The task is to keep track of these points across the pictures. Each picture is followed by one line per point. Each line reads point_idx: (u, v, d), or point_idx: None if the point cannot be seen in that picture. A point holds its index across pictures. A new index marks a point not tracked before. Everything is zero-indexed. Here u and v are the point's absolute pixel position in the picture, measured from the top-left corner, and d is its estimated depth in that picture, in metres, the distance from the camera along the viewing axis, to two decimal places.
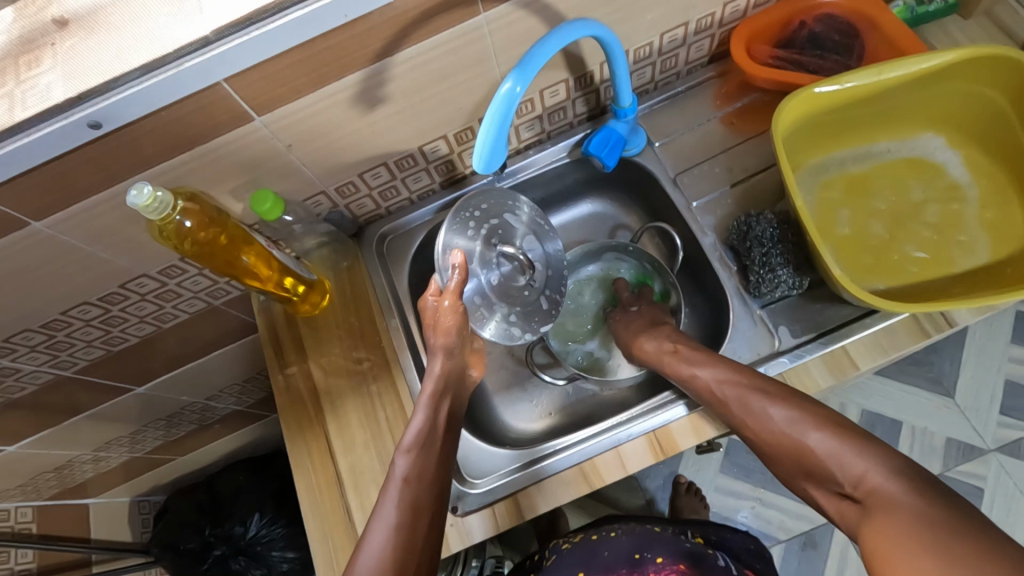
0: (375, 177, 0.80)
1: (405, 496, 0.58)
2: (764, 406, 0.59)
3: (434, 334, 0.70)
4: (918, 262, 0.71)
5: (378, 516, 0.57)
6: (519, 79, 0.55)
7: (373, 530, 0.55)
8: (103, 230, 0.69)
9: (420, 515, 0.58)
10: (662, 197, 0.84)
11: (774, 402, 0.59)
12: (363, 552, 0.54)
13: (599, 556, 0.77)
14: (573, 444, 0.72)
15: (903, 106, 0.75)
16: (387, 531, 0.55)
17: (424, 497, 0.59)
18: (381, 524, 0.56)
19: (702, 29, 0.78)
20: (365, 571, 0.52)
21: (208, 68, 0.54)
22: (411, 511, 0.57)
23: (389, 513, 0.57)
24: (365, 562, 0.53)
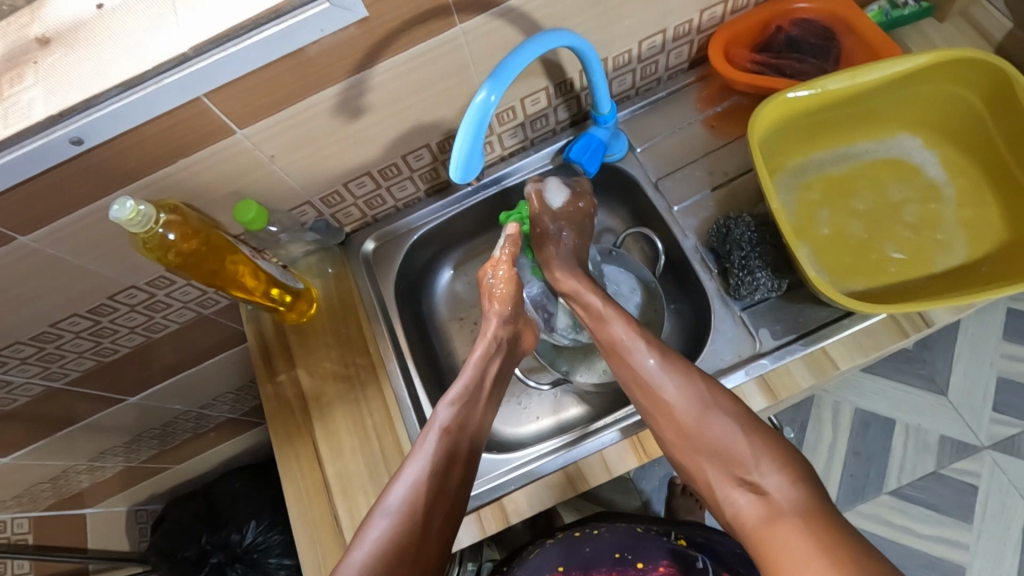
0: (360, 186, 0.81)
1: (438, 450, 0.65)
2: (654, 364, 0.69)
3: (490, 300, 0.75)
4: (896, 262, 0.72)
5: (409, 469, 0.64)
6: (493, 88, 0.56)
7: (402, 477, 0.63)
8: (89, 243, 0.69)
9: (452, 467, 0.65)
10: (645, 201, 0.85)
11: (657, 372, 0.68)
12: (393, 490, 0.63)
13: (581, 552, 0.80)
14: (558, 448, 0.73)
15: (879, 107, 0.76)
16: (413, 483, 0.63)
17: (458, 449, 0.66)
18: (411, 473, 0.64)
19: (680, 36, 0.79)
20: (393, 509, 0.62)
21: (187, 83, 0.55)
22: (443, 461, 0.65)
23: (419, 464, 0.64)
24: (393, 499, 0.62)
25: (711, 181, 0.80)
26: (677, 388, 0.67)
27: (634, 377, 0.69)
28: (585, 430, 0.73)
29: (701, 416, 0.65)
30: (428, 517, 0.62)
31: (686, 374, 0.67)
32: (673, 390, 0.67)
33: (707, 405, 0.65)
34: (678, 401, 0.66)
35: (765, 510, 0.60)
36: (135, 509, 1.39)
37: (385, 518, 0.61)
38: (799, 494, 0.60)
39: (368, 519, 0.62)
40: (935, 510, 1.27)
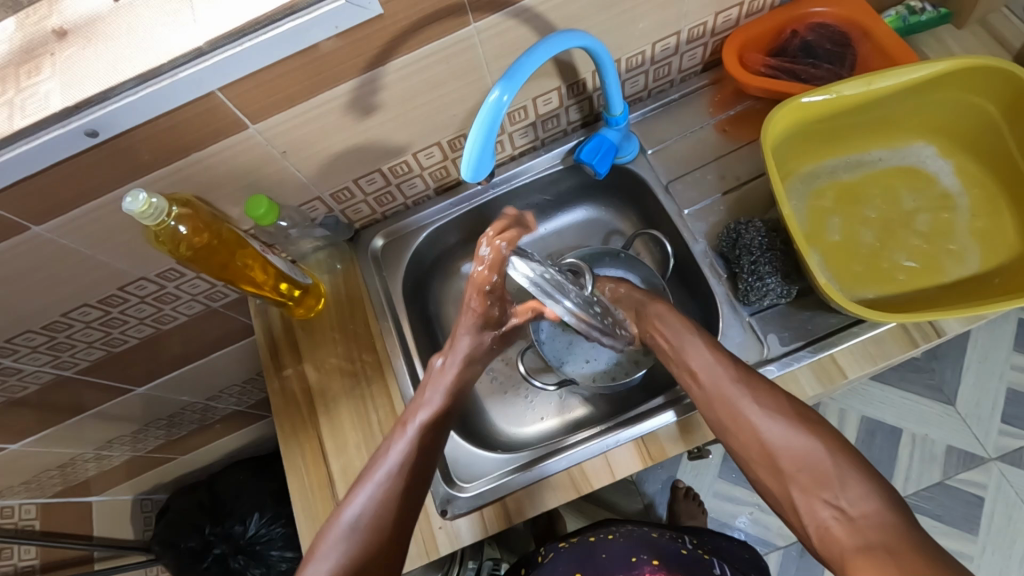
0: (371, 183, 0.81)
1: (404, 464, 0.66)
2: (742, 401, 0.63)
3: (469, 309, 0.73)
4: (906, 271, 0.71)
5: (373, 480, 0.65)
6: (506, 88, 0.55)
7: (364, 493, 0.64)
8: (103, 234, 0.70)
9: (413, 482, 0.66)
10: (656, 204, 0.84)
11: (750, 395, 0.63)
12: (356, 504, 0.64)
13: (595, 559, 0.77)
14: (563, 449, 0.73)
15: (894, 114, 0.75)
16: (367, 499, 0.64)
17: (416, 463, 0.67)
18: (368, 489, 0.64)
19: (694, 38, 0.79)
20: (355, 526, 0.62)
21: (202, 77, 0.55)
22: (397, 477, 0.65)
23: (384, 476, 0.65)
24: (355, 516, 0.63)
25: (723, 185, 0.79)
26: (770, 429, 0.62)
27: (717, 389, 0.65)
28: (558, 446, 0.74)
29: (800, 446, 0.60)
30: (381, 531, 0.62)
31: (769, 396, 0.63)
32: (765, 425, 0.62)
33: (798, 428, 0.61)
34: (773, 438, 0.61)
35: (848, 531, 0.55)
36: (139, 499, 1.40)
37: (342, 537, 0.62)
38: (890, 519, 0.54)
39: (326, 534, 0.63)
40: (940, 521, 1.27)
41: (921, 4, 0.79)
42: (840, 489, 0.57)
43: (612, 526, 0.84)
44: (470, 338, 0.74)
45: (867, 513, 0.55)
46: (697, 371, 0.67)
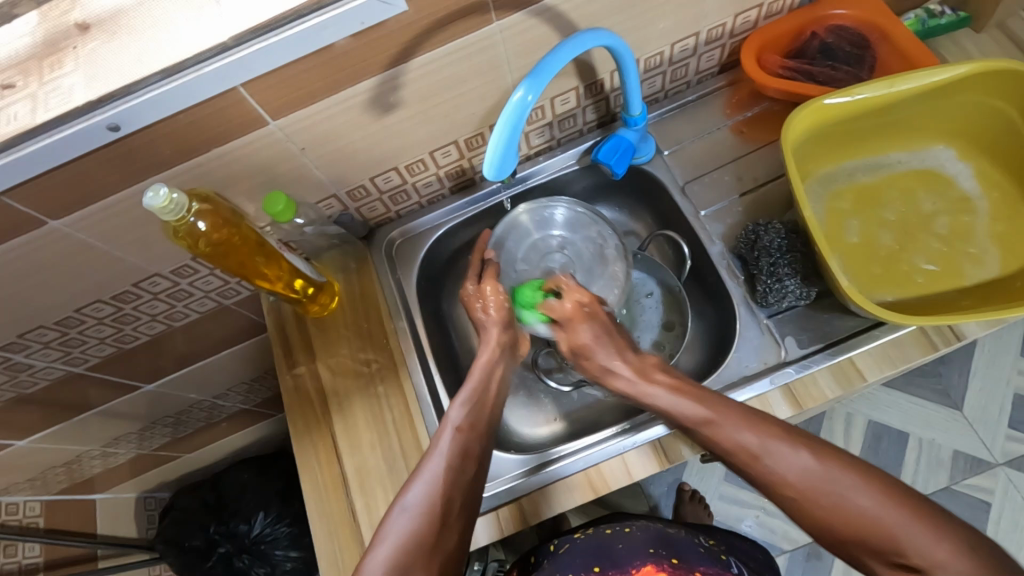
0: (386, 181, 0.81)
1: (456, 445, 0.62)
2: (760, 450, 0.57)
3: (484, 311, 0.72)
4: (926, 274, 0.71)
5: (429, 461, 0.61)
6: (531, 88, 0.55)
7: (420, 473, 0.60)
8: (119, 229, 0.69)
9: (467, 463, 0.62)
10: (671, 205, 0.84)
11: (758, 457, 0.57)
12: (413, 484, 0.60)
13: (613, 552, 0.77)
14: (578, 449, 0.72)
15: (914, 117, 0.75)
16: (430, 480, 0.59)
17: (471, 447, 0.63)
18: (430, 468, 0.60)
19: (712, 39, 0.79)
20: (413, 505, 0.58)
21: (225, 73, 0.55)
22: (457, 459, 0.62)
23: (439, 456, 0.61)
24: (412, 495, 0.59)
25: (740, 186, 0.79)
26: (794, 466, 0.55)
27: (715, 438, 0.59)
28: (556, 453, 0.73)
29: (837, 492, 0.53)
30: (445, 513, 0.58)
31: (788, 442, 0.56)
32: (785, 458, 0.55)
33: (825, 475, 0.54)
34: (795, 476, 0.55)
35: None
36: (143, 497, 1.40)
37: (400, 518, 0.57)
38: (974, 568, 0.47)
39: (384, 516, 0.58)
40: None
41: (940, 8, 0.79)
42: (904, 539, 0.49)
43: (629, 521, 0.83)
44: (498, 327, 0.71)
45: (939, 560, 0.48)
46: (717, 434, 0.59)
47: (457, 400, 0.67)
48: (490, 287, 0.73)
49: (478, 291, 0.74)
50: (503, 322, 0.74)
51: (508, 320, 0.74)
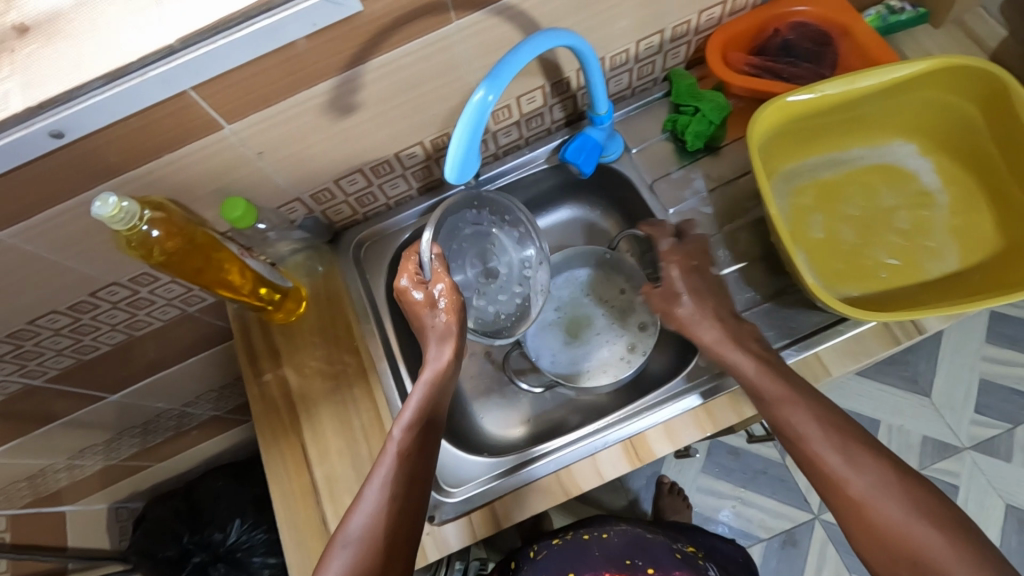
0: (351, 183, 0.79)
1: (399, 472, 0.61)
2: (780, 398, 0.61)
3: (437, 313, 0.69)
4: (888, 268, 0.72)
5: (371, 489, 0.61)
6: (491, 88, 0.54)
7: (361, 504, 0.60)
8: (69, 238, 0.67)
9: (413, 488, 0.61)
10: (641, 203, 0.84)
11: (791, 405, 0.60)
12: (354, 518, 0.59)
13: (589, 557, 0.77)
14: (534, 458, 0.72)
15: (873, 113, 0.75)
16: (372, 511, 0.59)
17: (418, 471, 0.62)
18: (369, 500, 0.60)
19: (677, 37, 0.79)
20: (352, 540, 0.58)
21: (173, 76, 0.53)
22: (402, 486, 0.61)
23: (378, 487, 0.60)
24: (351, 529, 0.58)
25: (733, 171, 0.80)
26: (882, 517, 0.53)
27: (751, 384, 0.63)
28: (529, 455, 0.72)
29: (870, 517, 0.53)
30: (388, 545, 0.58)
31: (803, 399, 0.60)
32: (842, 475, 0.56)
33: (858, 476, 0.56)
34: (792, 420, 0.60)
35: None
36: (114, 507, 1.38)
37: (343, 551, 0.57)
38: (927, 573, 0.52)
39: (326, 551, 0.58)
40: None
41: (900, 4, 0.79)
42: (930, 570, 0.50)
43: (605, 522, 0.83)
44: (443, 344, 0.68)
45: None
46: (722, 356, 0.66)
47: (400, 420, 0.65)
48: (441, 285, 0.69)
49: (429, 280, 0.70)
50: (448, 326, 0.69)
51: (453, 323, 0.69)
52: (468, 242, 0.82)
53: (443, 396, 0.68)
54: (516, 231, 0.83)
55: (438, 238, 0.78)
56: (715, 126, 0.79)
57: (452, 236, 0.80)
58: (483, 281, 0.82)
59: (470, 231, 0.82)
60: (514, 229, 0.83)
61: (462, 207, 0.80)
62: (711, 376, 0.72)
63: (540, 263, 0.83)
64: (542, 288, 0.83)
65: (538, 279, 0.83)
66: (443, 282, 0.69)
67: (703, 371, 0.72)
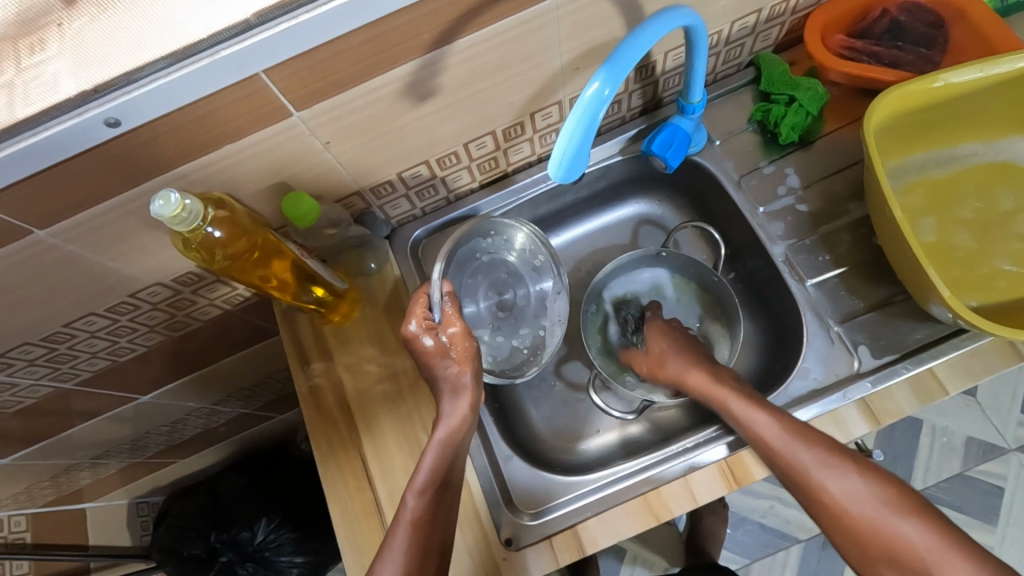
0: (414, 176, 0.73)
1: (413, 543, 0.57)
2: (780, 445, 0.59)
3: (448, 362, 0.65)
4: (1009, 276, 0.66)
5: (384, 565, 0.56)
6: (608, 79, 0.47)
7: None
8: (115, 236, 0.60)
9: (429, 561, 0.57)
10: (722, 200, 0.78)
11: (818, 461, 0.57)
12: None
13: None
14: (559, 505, 0.67)
15: (998, 105, 0.69)
16: None
17: (433, 540, 0.58)
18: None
19: (773, 17, 0.72)
20: None
21: (247, 57, 0.46)
22: (417, 559, 0.56)
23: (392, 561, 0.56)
24: None
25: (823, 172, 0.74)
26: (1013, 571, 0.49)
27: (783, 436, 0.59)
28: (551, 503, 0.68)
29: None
30: None
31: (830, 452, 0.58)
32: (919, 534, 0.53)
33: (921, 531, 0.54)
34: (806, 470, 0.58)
35: None
36: (135, 503, 1.34)
37: None
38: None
39: None
40: (960, 511, 1.26)
41: None
42: None
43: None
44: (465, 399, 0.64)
45: None
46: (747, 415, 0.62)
47: (411, 484, 0.60)
48: (453, 329, 0.66)
49: (441, 323, 0.66)
50: (461, 377, 0.65)
51: (465, 374, 0.65)
52: (481, 272, 0.77)
53: (459, 453, 0.63)
54: (536, 259, 0.78)
55: (446, 273, 0.74)
56: (812, 117, 0.74)
57: (462, 269, 0.76)
58: (498, 314, 0.77)
59: (484, 260, 0.77)
60: (530, 256, 0.78)
61: (479, 233, 0.76)
62: (809, 395, 0.66)
63: (558, 293, 0.78)
64: (560, 319, 0.77)
65: (556, 310, 0.78)
66: (454, 326, 0.66)
67: (805, 392, 0.66)
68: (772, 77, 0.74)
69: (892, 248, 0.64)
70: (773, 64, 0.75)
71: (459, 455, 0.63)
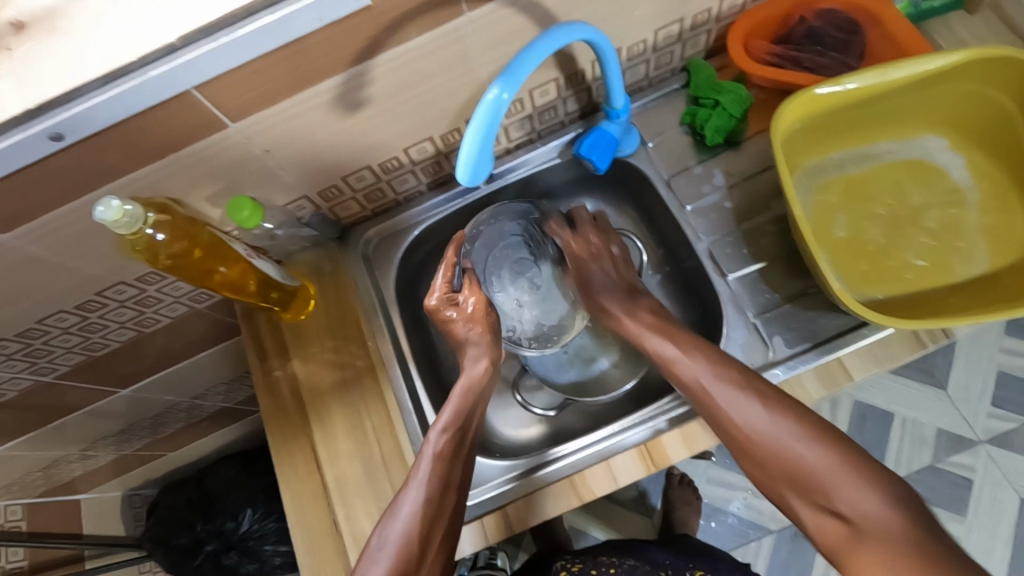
0: (360, 179, 0.77)
1: (435, 474, 0.64)
2: (771, 425, 0.60)
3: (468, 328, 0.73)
4: (916, 270, 0.69)
5: (407, 497, 0.63)
6: (505, 86, 0.52)
7: (397, 510, 0.63)
8: (74, 239, 0.66)
9: (446, 493, 0.64)
10: (656, 199, 0.82)
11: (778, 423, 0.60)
12: (391, 522, 0.62)
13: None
14: (543, 464, 0.71)
15: (906, 106, 0.72)
16: (410, 513, 0.62)
17: (453, 475, 0.66)
18: (409, 503, 0.63)
19: (697, 25, 0.75)
20: (390, 544, 0.61)
21: (174, 76, 0.51)
22: (437, 491, 0.64)
23: (418, 489, 0.63)
24: (389, 534, 0.62)
25: (747, 172, 0.77)
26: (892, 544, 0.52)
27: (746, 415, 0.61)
28: (540, 461, 0.71)
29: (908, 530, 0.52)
30: (423, 550, 0.61)
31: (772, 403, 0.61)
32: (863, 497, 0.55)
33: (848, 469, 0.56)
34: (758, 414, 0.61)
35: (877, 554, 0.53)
36: (129, 495, 1.41)
37: (380, 555, 0.61)
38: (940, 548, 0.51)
39: (364, 553, 0.62)
40: (927, 501, 1.28)
41: None
42: None
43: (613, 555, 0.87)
44: (484, 360, 0.72)
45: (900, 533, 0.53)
46: (735, 409, 0.61)
47: (435, 425, 0.67)
48: (472, 299, 0.73)
49: (459, 293, 0.74)
50: (479, 338, 0.74)
51: (485, 335, 0.74)
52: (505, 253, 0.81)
53: (476, 405, 0.71)
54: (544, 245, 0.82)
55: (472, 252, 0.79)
56: (737, 119, 0.77)
57: (488, 249, 0.80)
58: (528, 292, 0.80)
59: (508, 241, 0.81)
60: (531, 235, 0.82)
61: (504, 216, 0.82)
62: None
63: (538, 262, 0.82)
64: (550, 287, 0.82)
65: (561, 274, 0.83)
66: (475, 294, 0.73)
67: None
68: (699, 81, 0.78)
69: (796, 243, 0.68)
70: (702, 71, 0.79)
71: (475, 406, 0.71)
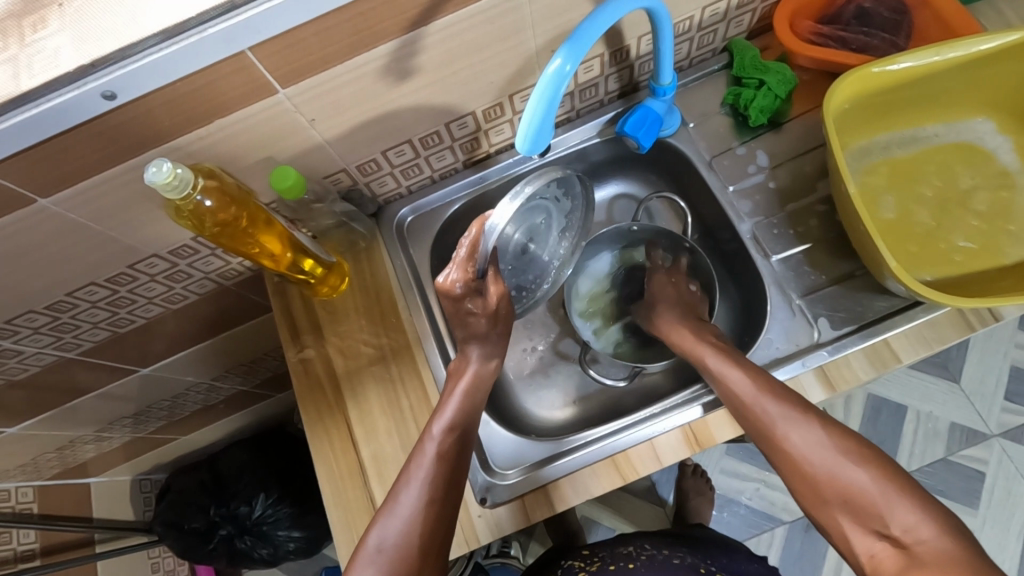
0: (398, 154, 0.76)
1: (438, 472, 0.61)
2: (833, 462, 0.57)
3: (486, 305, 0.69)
4: (964, 252, 0.69)
5: (408, 491, 0.60)
6: (569, 56, 0.51)
7: (398, 507, 0.59)
8: (112, 207, 0.64)
9: (450, 493, 0.62)
10: (695, 180, 0.81)
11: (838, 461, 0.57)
12: (389, 519, 0.59)
13: None
14: (563, 454, 0.71)
15: (957, 88, 0.71)
16: (410, 514, 0.58)
17: (453, 472, 0.63)
18: (408, 502, 0.59)
19: (744, 3, 0.74)
20: (386, 547, 0.57)
21: (233, 35, 0.50)
22: (440, 488, 0.61)
23: (419, 488, 0.60)
24: (386, 536, 0.58)
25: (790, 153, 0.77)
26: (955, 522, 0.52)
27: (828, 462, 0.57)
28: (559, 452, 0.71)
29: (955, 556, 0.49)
30: (425, 555, 0.58)
31: (808, 419, 0.60)
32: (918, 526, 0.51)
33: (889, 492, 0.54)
34: (801, 449, 0.59)
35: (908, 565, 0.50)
36: (139, 479, 1.39)
37: (373, 560, 0.56)
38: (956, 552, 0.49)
39: (357, 557, 0.57)
40: (940, 493, 1.28)
41: None
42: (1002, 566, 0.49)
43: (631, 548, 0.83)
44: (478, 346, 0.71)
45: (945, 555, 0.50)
46: (791, 447, 0.59)
47: (440, 419, 0.65)
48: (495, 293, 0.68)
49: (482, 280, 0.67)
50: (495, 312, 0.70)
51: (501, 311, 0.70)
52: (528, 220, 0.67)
53: (480, 403, 0.69)
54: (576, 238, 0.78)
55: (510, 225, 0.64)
56: (780, 100, 0.77)
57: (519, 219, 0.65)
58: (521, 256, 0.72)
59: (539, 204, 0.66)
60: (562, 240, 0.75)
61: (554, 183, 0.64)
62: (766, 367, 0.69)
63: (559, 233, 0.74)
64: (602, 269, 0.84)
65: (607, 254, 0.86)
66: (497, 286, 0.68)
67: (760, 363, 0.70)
68: (741, 62, 0.78)
69: (847, 225, 0.67)
70: (745, 51, 0.78)
71: (476, 408, 0.68)
